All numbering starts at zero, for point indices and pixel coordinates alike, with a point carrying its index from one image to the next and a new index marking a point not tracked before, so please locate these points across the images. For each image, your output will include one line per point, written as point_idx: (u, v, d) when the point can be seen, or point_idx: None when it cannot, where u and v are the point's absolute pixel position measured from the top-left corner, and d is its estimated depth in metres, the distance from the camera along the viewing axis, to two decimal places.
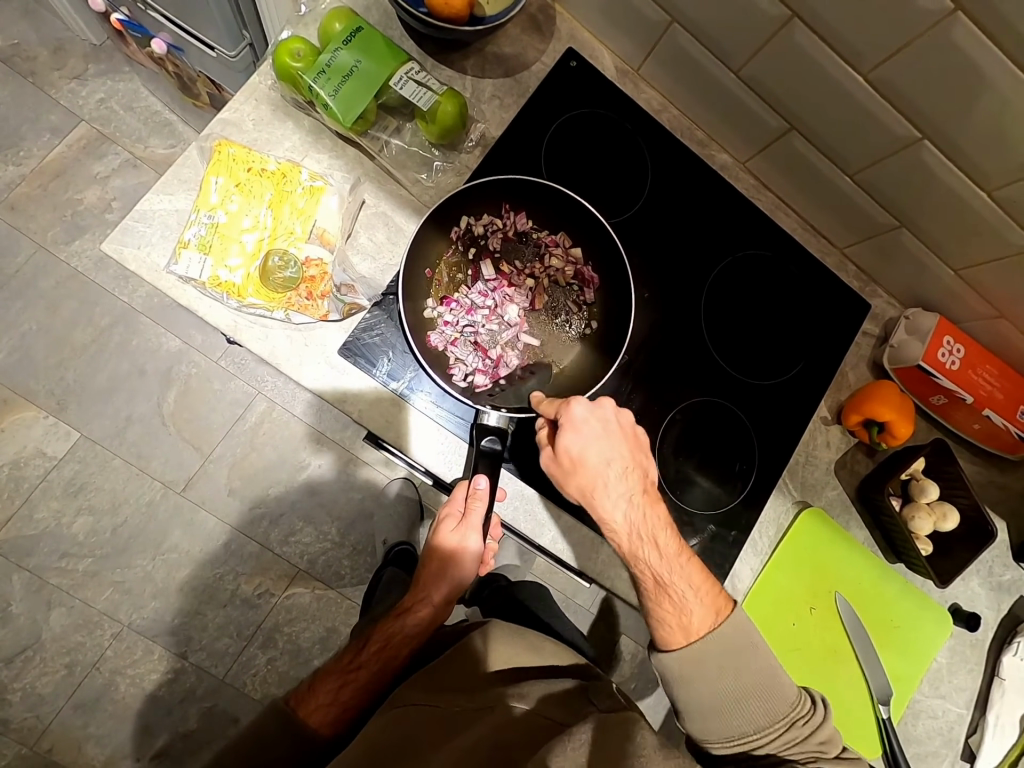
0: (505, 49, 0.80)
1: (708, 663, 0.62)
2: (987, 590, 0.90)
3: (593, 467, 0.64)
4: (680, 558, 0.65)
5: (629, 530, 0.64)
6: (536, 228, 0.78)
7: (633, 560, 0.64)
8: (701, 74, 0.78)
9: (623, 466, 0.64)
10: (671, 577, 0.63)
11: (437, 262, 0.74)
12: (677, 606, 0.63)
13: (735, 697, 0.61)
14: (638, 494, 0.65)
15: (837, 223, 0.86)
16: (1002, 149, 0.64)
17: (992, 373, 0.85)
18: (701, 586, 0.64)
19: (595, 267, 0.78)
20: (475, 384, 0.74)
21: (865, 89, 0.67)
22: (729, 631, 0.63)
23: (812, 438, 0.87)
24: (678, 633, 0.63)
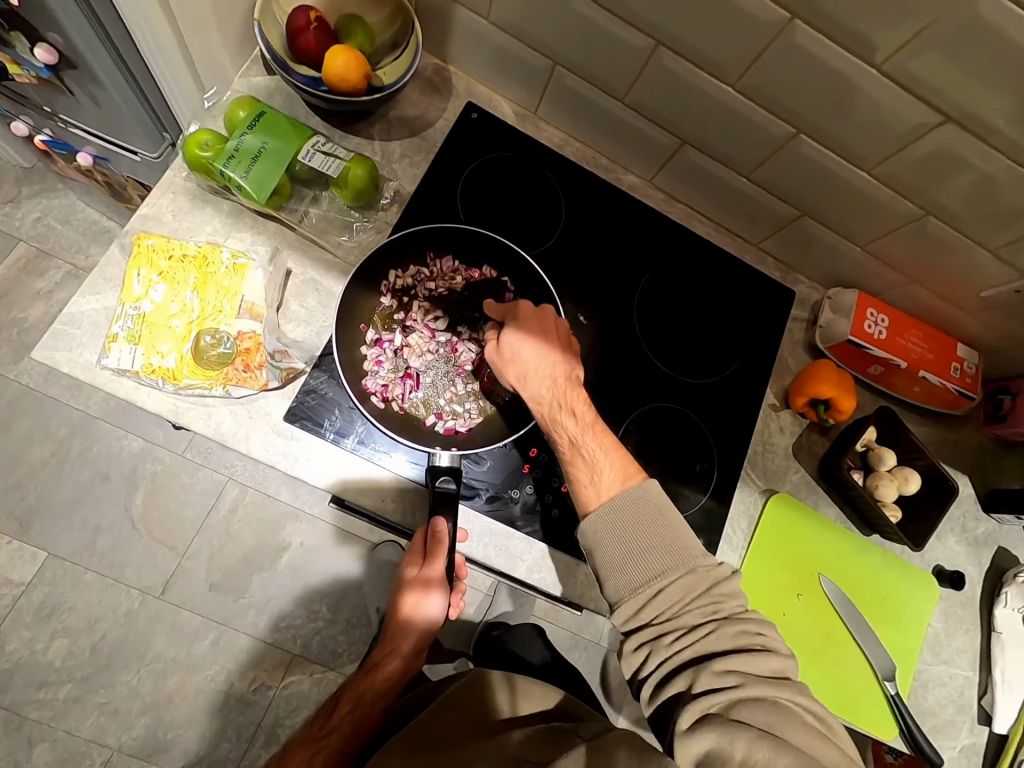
0: (408, 112, 0.85)
1: (622, 531, 0.65)
2: (965, 546, 0.91)
3: (526, 354, 0.70)
4: (595, 426, 0.69)
5: (549, 397, 0.70)
6: (463, 269, 0.80)
7: (552, 424, 0.70)
8: (591, 107, 0.84)
9: (551, 352, 0.70)
10: (584, 439, 0.69)
11: (371, 316, 0.76)
12: (592, 470, 0.68)
13: (635, 553, 0.65)
14: (562, 373, 0.70)
15: (747, 222, 0.92)
16: (866, 131, 0.69)
17: (918, 336, 0.90)
18: (614, 454, 0.69)
19: (524, 296, 0.80)
20: (425, 426, 0.75)
21: (736, 97, 0.73)
22: (634, 494, 0.66)
23: (766, 427, 0.90)
24: (590, 493, 0.68)
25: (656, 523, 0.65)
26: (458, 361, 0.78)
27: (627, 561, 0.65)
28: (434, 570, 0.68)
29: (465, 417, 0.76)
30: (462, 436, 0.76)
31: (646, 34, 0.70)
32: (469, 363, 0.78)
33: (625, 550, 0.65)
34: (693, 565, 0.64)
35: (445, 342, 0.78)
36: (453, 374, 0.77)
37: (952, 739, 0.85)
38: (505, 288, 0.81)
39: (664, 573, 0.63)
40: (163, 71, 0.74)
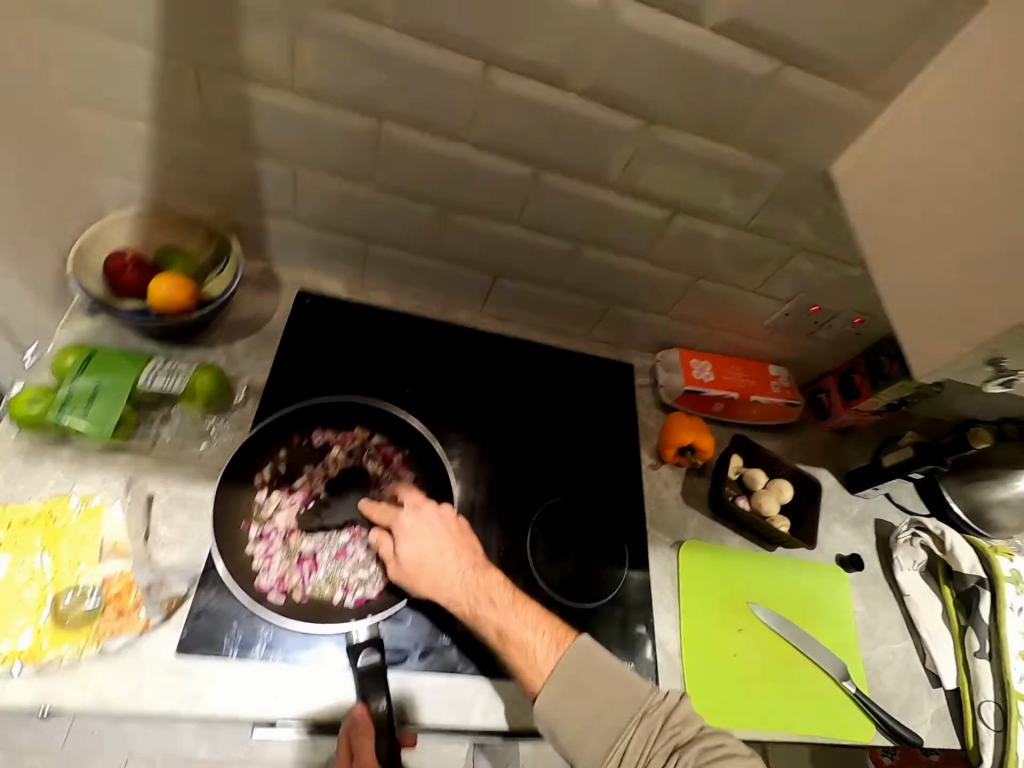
0: (244, 314, 0.91)
1: (572, 699, 0.67)
2: (850, 529, 1.04)
3: (432, 561, 0.72)
4: (516, 606, 0.71)
5: (465, 594, 0.71)
6: (332, 436, 0.82)
7: (476, 619, 0.70)
8: (410, 268, 0.95)
9: (453, 551, 0.73)
10: (510, 626, 0.69)
11: (249, 512, 0.74)
12: (527, 651, 0.69)
13: (592, 717, 0.66)
14: (469, 565, 0.73)
15: (572, 322, 1.06)
16: (626, 234, 0.86)
17: (737, 369, 1.06)
18: (543, 628, 0.70)
19: (398, 444, 0.84)
20: (334, 605, 0.72)
21: (522, 233, 0.87)
22: (572, 658, 0.68)
23: (653, 486, 0.98)
24: (535, 676, 0.68)
25: (600, 685, 0.67)
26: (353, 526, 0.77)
27: (586, 728, 0.65)
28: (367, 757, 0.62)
29: (374, 580, 0.74)
30: (376, 601, 0.73)
31: (433, 205, 0.83)
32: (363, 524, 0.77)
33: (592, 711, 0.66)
34: (645, 707, 0.66)
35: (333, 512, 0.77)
36: (348, 541, 0.76)
37: (921, 713, 0.89)
38: (379, 443, 0.83)
39: (623, 729, 0.65)
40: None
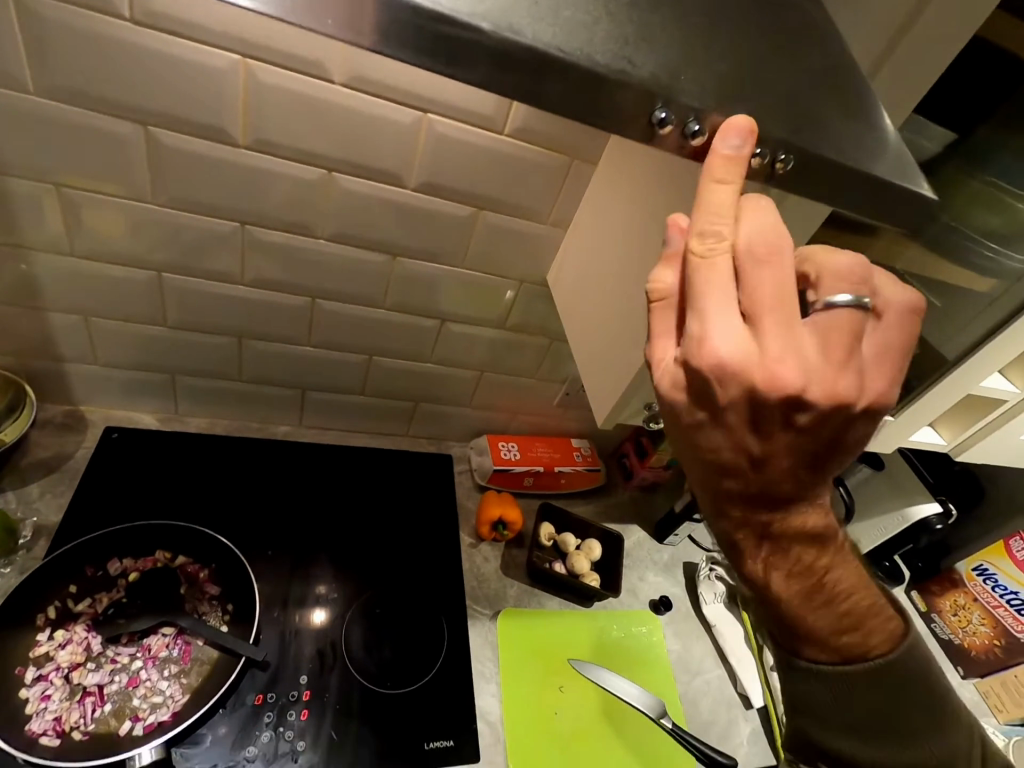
0: (44, 455, 0.93)
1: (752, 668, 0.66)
2: (662, 574, 1.16)
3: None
4: None
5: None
6: (130, 562, 0.84)
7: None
8: (221, 392, 1.03)
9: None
10: None
11: (27, 655, 0.73)
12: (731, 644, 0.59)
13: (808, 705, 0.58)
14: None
15: (388, 423, 1.16)
16: (409, 341, 1.02)
17: (542, 445, 1.20)
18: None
19: (202, 560, 0.86)
20: (120, 736, 0.70)
21: (317, 350, 1.00)
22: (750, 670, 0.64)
23: (473, 563, 1.05)
24: None
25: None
26: (146, 650, 0.77)
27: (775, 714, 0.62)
28: None
29: (167, 702, 0.74)
30: (168, 724, 0.72)
31: (228, 334, 0.94)
32: (158, 647, 0.77)
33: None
34: None
35: (126, 640, 0.77)
36: (141, 666, 0.76)
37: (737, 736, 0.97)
38: (181, 562, 0.86)
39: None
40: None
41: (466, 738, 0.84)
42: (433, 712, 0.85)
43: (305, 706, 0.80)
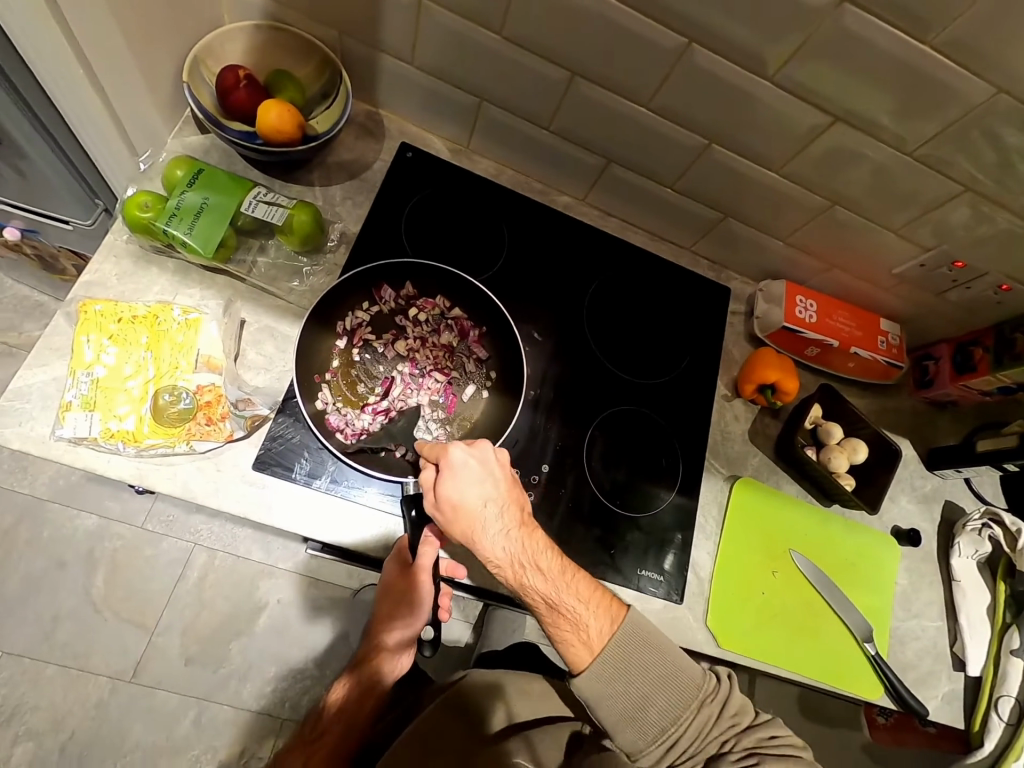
0: (345, 156, 0.88)
1: (618, 674, 0.66)
2: (917, 504, 0.98)
3: (474, 513, 0.67)
4: (566, 577, 0.67)
5: (511, 560, 0.67)
6: (416, 301, 0.83)
7: (521, 588, 0.67)
8: (521, 137, 0.89)
9: (498, 505, 0.68)
10: (560, 597, 0.66)
11: (330, 356, 0.78)
12: (576, 624, 0.66)
13: (634, 706, 0.66)
14: (517, 529, 0.68)
15: (677, 228, 0.98)
16: (771, 137, 0.77)
17: (846, 315, 0.97)
18: (593, 601, 0.67)
19: (478, 321, 0.84)
20: (396, 456, 0.76)
21: (651, 115, 0.79)
22: (624, 635, 0.67)
23: (722, 417, 0.95)
24: (582, 648, 0.66)
25: (650, 658, 0.67)
26: (423, 391, 0.80)
27: (631, 709, 0.65)
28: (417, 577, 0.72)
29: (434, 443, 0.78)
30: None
31: (561, 66, 0.75)
32: (433, 393, 0.81)
33: (624, 706, 0.66)
34: (700, 697, 0.66)
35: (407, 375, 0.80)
36: (416, 403, 0.79)
37: (934, 689, 0.90)
38: (460, 316, 0.84)
39: (675, 720, 0.65)
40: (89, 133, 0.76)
41: (673, 579, 0.84)
42: (649, 542, 0.84)
43: (542, 492, 0.82)
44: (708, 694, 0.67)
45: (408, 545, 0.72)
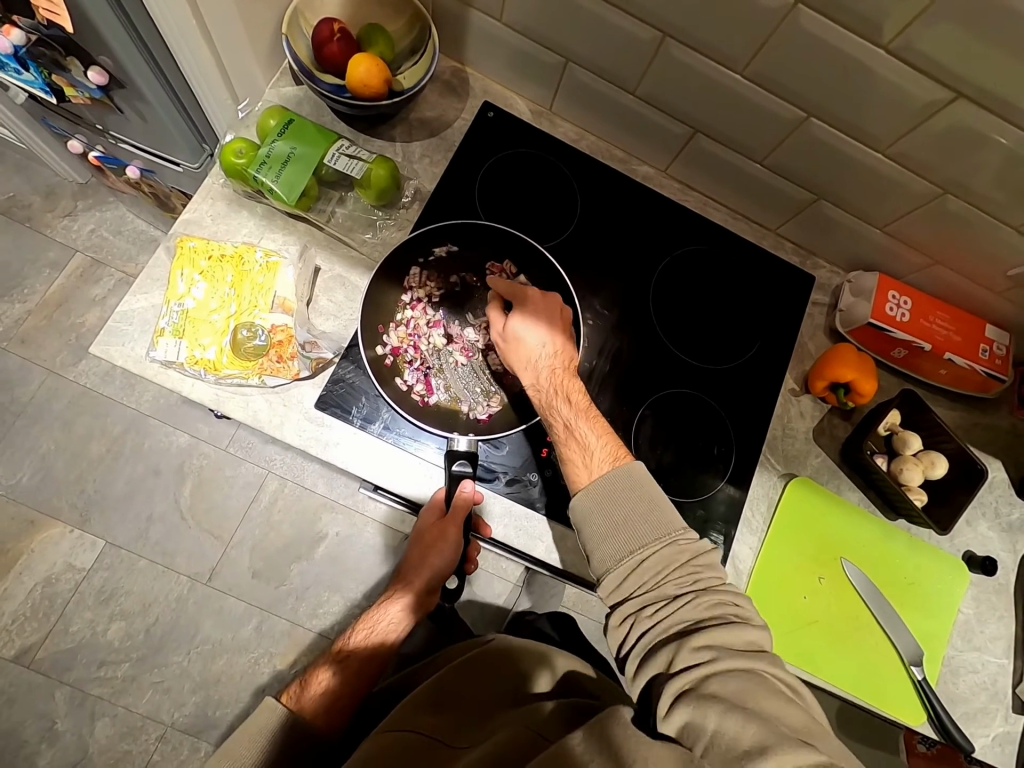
0: (428, 113, 0.89)
1: (611, 499, 0.68)
2: (998, 532, 0.90)
3: (530, 348, 0.74)
4: (589, 413, 0.73)
5: (544, 382, 0.74)
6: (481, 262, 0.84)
7: (547, 409, 0.73)
8: (606, 101, 0.86)
9: (552, 348, 0.74)
10: (577, 423, 0.72)
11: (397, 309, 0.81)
12: (583, 449, 0.71)
13: (614, 522, 0.68)
14: (561, 366, 0.74)
15: (763, 208, 0.92)
16: (880, 113, 0.70)
17: (945, 318, 0.88)
18: (603, 434, 0.72)
19: (542, 288, 0.83)
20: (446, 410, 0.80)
21: (745, 83, 0.74)
22: (626, 476, 0.69)
23: (785, 412, 0.90)
24: (583, 470, 0.71)
25: (635, 496, 0.68)
26: (481, 352, 0.82)
27: (611, 528, 0.67)
28: (451, 527, 0.77)
29: (483, 403, 0.81)
30: (482, 424, 0.80)
31: (653, 26, 0.72)
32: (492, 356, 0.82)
33: (606, 524, 0.68)
34: (675, 535, 0.67)
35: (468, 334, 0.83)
36: (472, 363, 0.82)
37: (985, 727, 0.83)
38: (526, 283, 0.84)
39: (644, 545, 0.66)
40: (199, 82, 0.82)
41: None
42: (689, 528, 0.83)
43: None
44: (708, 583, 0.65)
45: (446, 495, 0.76)
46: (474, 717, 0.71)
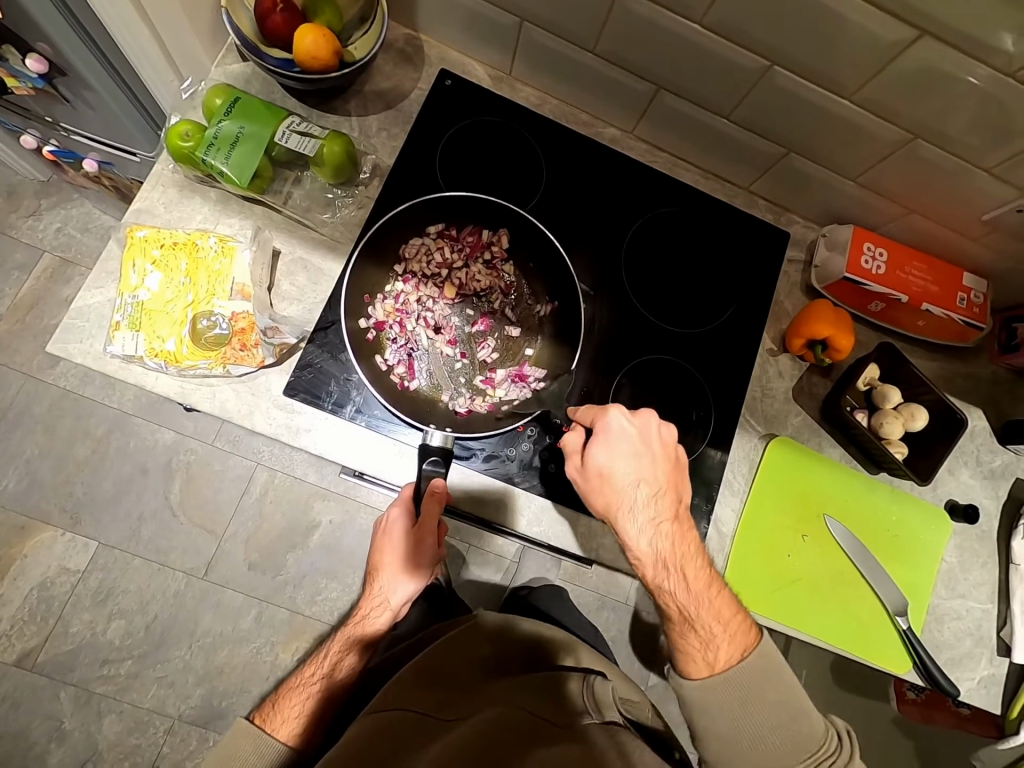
0: (383, 85, 0.86)
1: (737, 702, 0.63)
2: (981, 479, 0.90)
3: (625, 489, 0.64)
4: (706, 586, 0.65)
5: (656, 558, 0.64)
6: (473, 235, 0.84)
7: (658, 588, 0.64)
8: (566, 61, 0.83)
9: (653, 491, 0.64)
10: (697, 610, 0.64)
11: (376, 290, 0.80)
12: (705, 641, 0.64)
13: (741, 717, 0.62)
14: (668, 524, 0.64)
15: (734, 165, 0.90)
16: (844, 58, 0.67)
17: (921, 268, 0.87)
18: (728, 622, 0.65)
19: (541, 268, 0.84)
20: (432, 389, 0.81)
21: (707, 35, 0.71)
22: (752, 667, 0.64)
23: (764, 372, 0.89)
24: (703, 664, 0.64)
25: (767, 690, 0.63)
26: (470, 345, 0.83)
27: (735, 724, 0.62)
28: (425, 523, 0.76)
29: (466, 395, 0.81)
30: (461, 416, 0.80)
31: None
32: (480, 350, 0.83)
33: (730, 721, 0.63)
34: (819, 755, 0.60)
35: (457, 322, 0.83)
36: (464, 349, 0.83)
37: (970, 671, 0.85)
38: (533, 286, 0.85)
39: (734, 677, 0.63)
40: (141, 63, 0.78)
41: (693, 533, 0.82)
42: None
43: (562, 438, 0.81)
44: (827, 754, 0.60)
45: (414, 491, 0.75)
46: (460, 692, 0.72)
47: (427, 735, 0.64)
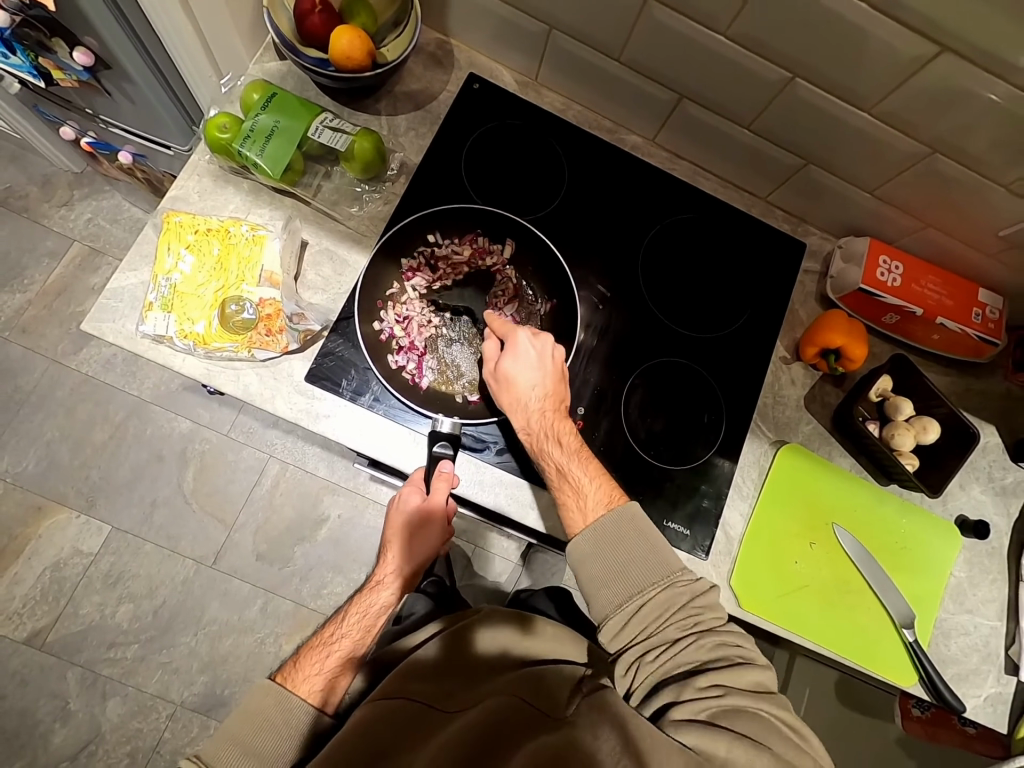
0: (413, 86, 0.89)
1: (610, 555, 0.71)
2: (992, 495, 0.90)
3: (521, 389, 0.75)
4: (580, 456, 0.76)
5: (537, 430, 0.75)
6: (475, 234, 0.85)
7: (540, 453, 0.75)
8: (591, 69, 0.85)
9: (541, 389, 0.76)
10: (572, 470, 0.74)
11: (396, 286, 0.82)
12: (579, 496, 0.74)
13: (639, 609, 0.69)
14: (550, 410, 0.76)
15: (753, 175, 0.91)
16: (864, 72, 0.69)
17: (936, 282, 0.88)
18: (597, 480, 0.75)
19: (538, 265, 0.85)
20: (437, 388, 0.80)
21: (730, 46, 0.73)
22: (626, 527, 0.72)
23: (776, 379, 0.90)
24: (580, 521, 0.73)
25: (653, 571, 0.71)
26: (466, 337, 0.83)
27: (630, 612, 0.69)
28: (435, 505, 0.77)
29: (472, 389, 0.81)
30: (472, 405, 0.81)
31: None
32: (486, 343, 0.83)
33: (613, 585, 0.70)
34: (673, 577, 0.70)
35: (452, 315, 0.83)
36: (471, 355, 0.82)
37: (977, 688, 0.84)
38: (533, 285, 0.85)
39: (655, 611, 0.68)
40: (183, 57, 0.82)
41: (701, 536, 0.83)
42: (680, 495, 0.83)
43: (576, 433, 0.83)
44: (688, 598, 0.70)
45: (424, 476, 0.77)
46: (466, 679, 0.72)
47: (427, 732, 0.65)
